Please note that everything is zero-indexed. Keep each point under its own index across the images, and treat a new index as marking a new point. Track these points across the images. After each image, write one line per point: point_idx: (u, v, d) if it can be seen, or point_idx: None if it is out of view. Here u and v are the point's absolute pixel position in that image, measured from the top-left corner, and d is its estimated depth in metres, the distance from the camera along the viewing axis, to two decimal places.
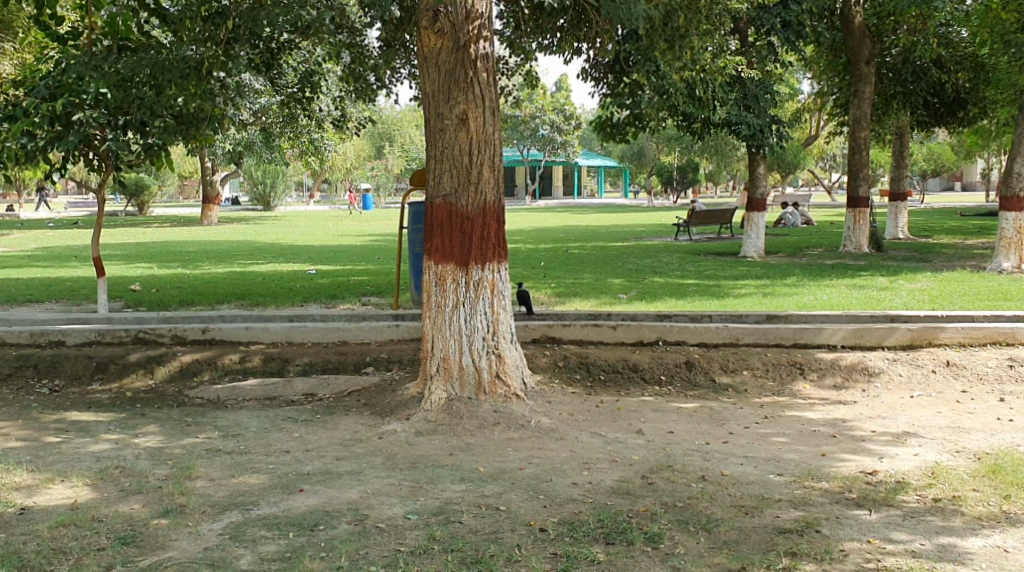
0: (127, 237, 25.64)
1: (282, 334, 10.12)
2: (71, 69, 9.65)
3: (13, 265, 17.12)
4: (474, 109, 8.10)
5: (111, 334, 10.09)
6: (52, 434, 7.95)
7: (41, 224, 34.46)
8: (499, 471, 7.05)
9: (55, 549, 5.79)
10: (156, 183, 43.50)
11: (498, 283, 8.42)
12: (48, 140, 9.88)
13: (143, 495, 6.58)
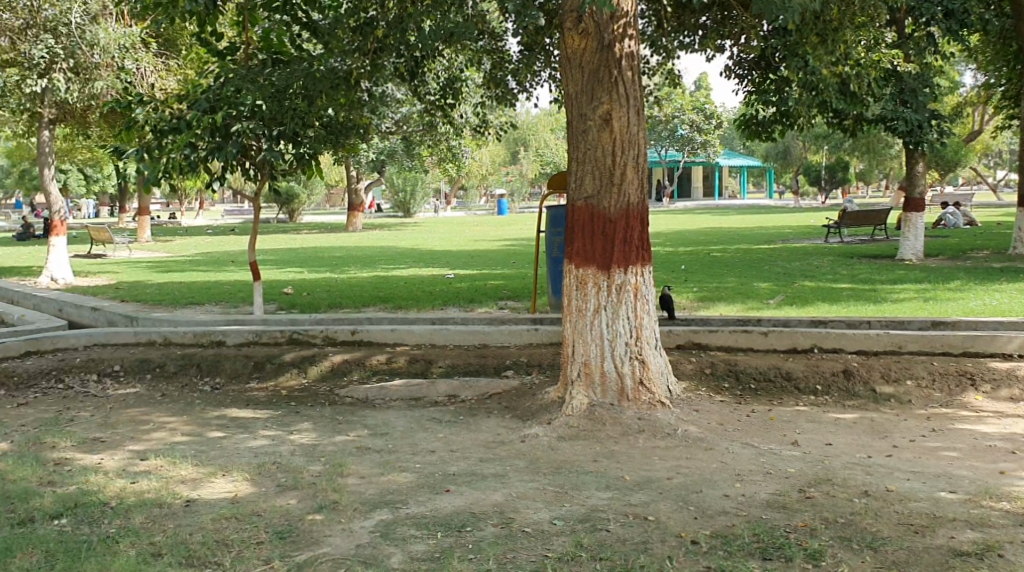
0: (275, 244, 26.49)
1: (425, 337, 10.17)
2: (229, 83, 9.95)
3: (177, 268, 17.90)
4: (618, 110, 7.94)
5: (268, 335, 10.35)
6: (215, 429, 8.14)
7: (200, 231, 36.00)
8: (646, 480, 6.84)
9: (218, 542, 5.89)
10: (303, 192, 44.82)
11: (642, 287, 8.19)
12: (208, 152, 10.00)
13: (298, 490, 6.65)
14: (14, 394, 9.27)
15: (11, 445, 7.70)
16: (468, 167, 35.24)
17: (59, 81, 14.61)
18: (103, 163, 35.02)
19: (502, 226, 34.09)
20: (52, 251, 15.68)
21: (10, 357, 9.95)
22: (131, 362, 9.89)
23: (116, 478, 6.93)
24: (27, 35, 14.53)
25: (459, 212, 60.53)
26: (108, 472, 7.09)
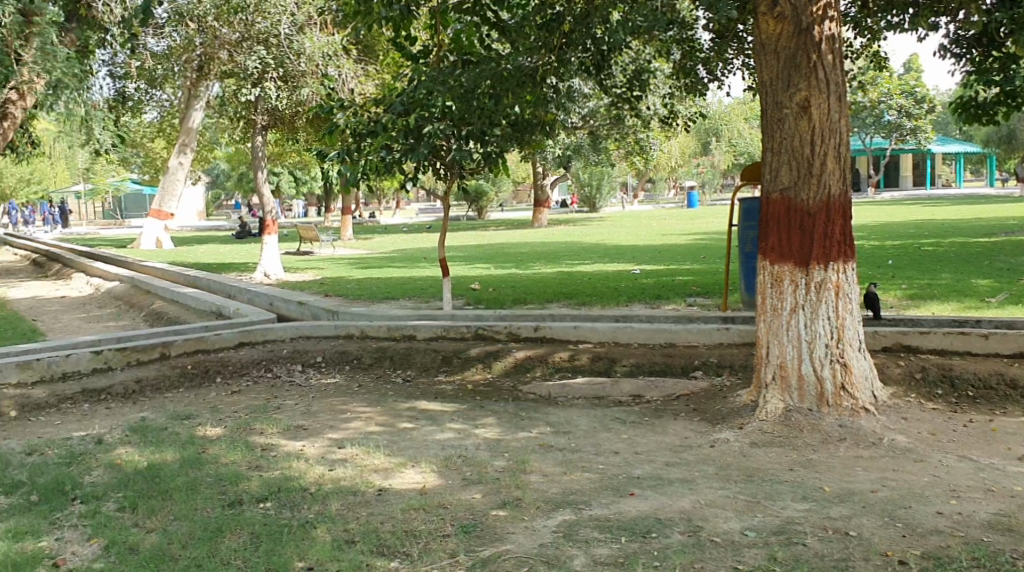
0: (467, 240, 26.77)
1: (609, 335, 9.81)
2: (420, 85, 9.78)
3: (375, 265, 18.23)
4: (818, 96, 7.35)
5: (454, 330, 10.22)
6: (406, 420, 8.09)
7: (397, 228, 36.86)
8: (848, 492, 6.27)
9: (407, 533, 5.96)
10: (494, 189, 45.15)
11: (844, 284, 7.56)
12: (403, 154, 10.07)
13: (482, 485, 6.59)
14: (229, 381, 9.47)
15: (223, 429, 7.90)
16: (659, 159, 34.51)
17: (270, 90, 14.82)
18: (311, 165, 36.34)
19: (695, 220, 33.19)
20: (265, 249, 16.04)
21: (225, 347, 10.08)
22: (331, 353, 10.00)
23: (315, 465, 7.05)
24: (243, 47, 14.77)
25: (651, 206, 59.65)
26: (309, 459, 7.19)
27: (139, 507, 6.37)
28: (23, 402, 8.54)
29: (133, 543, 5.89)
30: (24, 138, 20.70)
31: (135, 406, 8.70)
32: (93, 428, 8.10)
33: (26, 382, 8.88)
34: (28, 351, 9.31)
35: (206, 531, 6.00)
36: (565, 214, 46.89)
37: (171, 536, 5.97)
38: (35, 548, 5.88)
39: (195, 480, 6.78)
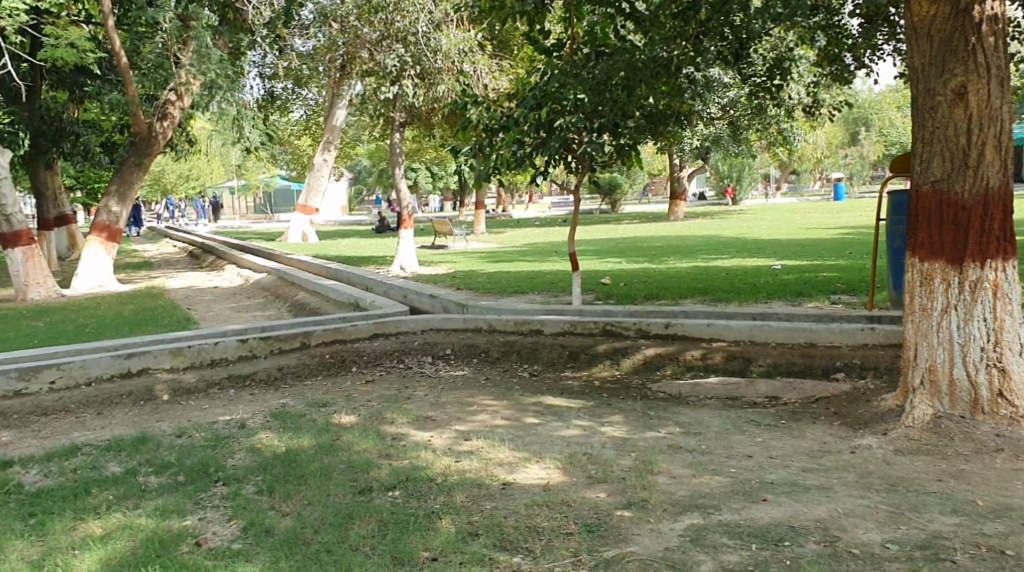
0: (601, 234, 26.47)
1: (745, 333, 9.30)
2: (552, 78, 9.56)
3: (508, 259, 18.11)
4: (975, 81, 6.82)
5: (581, 325, 9.88)
6: (531, 416, 7.90)
7: (532, 222, 36.77)
8: (1004, 507, 5.77)
9: (532, 528, 5.85)
10: (629, 181, 44.52)
11: (1003, 283, 6.96)
12: (534, 148, 9.81)
13: (608, 484, 6.38)
14: (365, 370, 9.45)
15: (356, 418, 7.88)
16: (804, 151, 33.33)
17: (408, 88, 14.56)
18: (448, 161, 36.58)
19: (842, 213, 31.89)
20: (400, 243, 16.06)
21: (361, 338, 10.05)
22: (460, 345, 9.90)
23: (441, 456, 6.97)
24: (382, 46, 14.71)
25: (791, 199, 57.93)
26: (435, 450, 7.10)
27: (276, 491, 6.42)
28: (175, 387, 8.74)
29: (271, 527, 5.94)
30: (181, 136, 21.27)
31: (277, 393, 8.79)
32: (238, 413, 8.20)
33: (177, 367, 9.08)
34: (180, 338, 9.48)
35: (338, 517, 6.01)
36: (703, 207, 45.95)
37: (305, 521, 5.99)
38: (180, 526, 5.98)
39: (328, 466, 6.80)
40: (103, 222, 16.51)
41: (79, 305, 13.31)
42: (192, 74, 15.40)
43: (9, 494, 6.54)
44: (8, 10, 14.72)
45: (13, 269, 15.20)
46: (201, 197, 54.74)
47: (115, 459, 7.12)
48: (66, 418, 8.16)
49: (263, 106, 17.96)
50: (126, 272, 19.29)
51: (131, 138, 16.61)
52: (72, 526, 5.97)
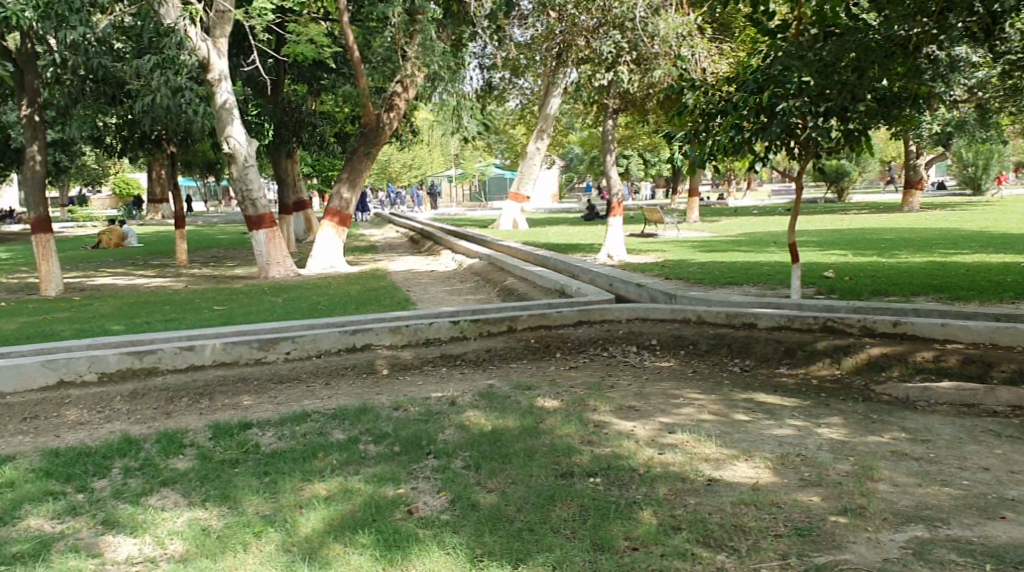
0: (824, 224, 25.29)
1: (986, 335, 8.44)
2: (776, 61, 9.11)
3: (722, 249, 17.59)
4: None
5: (800, 320, 9.24)
6: (741, 412, 7.54)
7: (751, 211, 35.57)
8: None
9: (739, 526, 5.79)
10: (859, 171, 42.26)
11: None
12: (754, 133, 9.35)
13: (822, 487, 6.09)
14: (568, 357, 9.35)
15: (560, 403, 7.83)
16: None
17: (622, 74, 14.37)
18: (664, 148, 35.86)
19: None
20: (609, 231, 15.87)
21: (566, 325, 9.90)
22: (667, 336, 9.51)
23: (644, 447, 6.85)
24: (599, 33, 14.46)
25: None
26: (639, 440, 6.98)
27: (483, 467, 6.82)
28: (393, 362, 9.01)
29: (476, 501, 6.41)
30: (405, 126, 21.95)
31: (485, 374, 8.87)
32: (448, 390, 8.38)
33: (397, 345, 9.34)
34: (398, 317, 9.73)
35: (542, 497, 6.35)
36: (940, 197, 43.08)
37: (509, 498, 6.40)
38: (396, 493, 6.58)
39: (533, 448, 7.01)
40: (333, 207, 17.00)
41: (311, 284, 13.94)
42: (416, 66, 15.87)
43: (247, 453, 7.26)
44: (258, 10, 15.26)
45: (256, 249, 15.98)
46: (420, 184, 56.40)
47: (340, 426, 7.66)
48: (296, 385, 8.62)
49: (481, 96, 18.23)
50: (354, 255, 20.09)
51: (360, 129, 17.17)
52: (300, 486, 6.67)
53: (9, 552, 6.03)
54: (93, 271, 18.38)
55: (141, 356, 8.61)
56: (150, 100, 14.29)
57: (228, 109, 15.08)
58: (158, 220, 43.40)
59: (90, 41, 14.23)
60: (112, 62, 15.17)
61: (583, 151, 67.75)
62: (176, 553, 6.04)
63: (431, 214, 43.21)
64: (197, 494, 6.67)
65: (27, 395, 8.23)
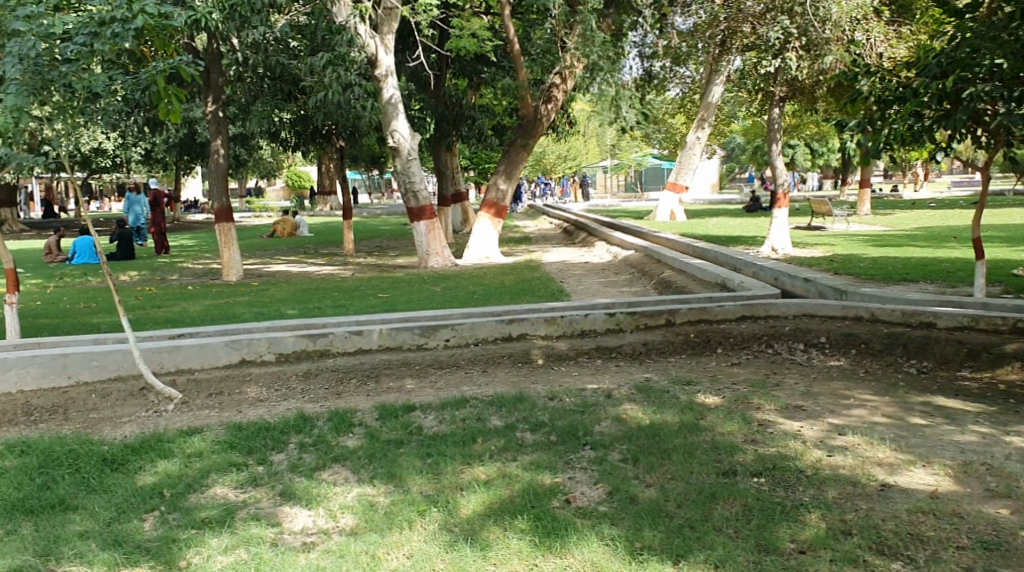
0: (1011, 219, 23.80)
1: None
2: (965, 42, 8.61)
3: (896, 243, 16.86)
4: None
5: (986, 320, 8.65)
6: (919, 415, 7.20)
7: (928, 203, 33.82)
8: None
9: (914, 535, 5.73)
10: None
11: None
12: (936, 121, 8.82)
13: (1011, 499, 5.94)
14: (729, 353, 9.11)
15: (722, 399, 7.72)
16: None
17: (791, 61, 13.86)
18: (832, 136, 34.49)
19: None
20: (774, 223, 15.43)
21: (727, 320, 9.59)
22: (837, 334, 9.06)
23: (813, 448, 6.75)
24: (766, 19, 14.05)
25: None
26: (807, 441, 6.87)
27: (642, 461, 6.93)
28: (549, 352, 9.06)
29: (635, 494, 6.57)
30: (563, 117, 21.98)
31: (642, 367, 8.78)
32: (604, 382, 8.36)
33: (552, 335, 9.32)
34: (555, 307, 9.70)
35: (703, 494, 6.40)
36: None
37: (669, 494, 6.49)
38: (553, 482, 6.88)
39: (693, 443, 7.02)
40: (490, 199, 17.09)
41: (471, 274, 13.95)
42: (577, 57, 15.77)
43: (410, 434, 7.70)
44: (422, 6, 15.10)
45: (416, 238, 16.15)
46: (575, 175, 56.44)
47: (497, 412, 7.96)
48: (455, 371, 8.90)
49: (641, 85, 18.47)
50: (510, 245, 20.33)
51: (518, 121, 17.14)
52: (461, 469, 7.12)
53: (199, 517, 6.60)
54: (268, 258, 19.14)
55: (314, 338, 8.98)
56: (322, 96, 14.94)
57: (392, 103, 15.21)
58: (325, 210, 45.07)
59: (269, 39, 15.09)
60: (287, 59, 15.66)
61: (741, 141, 66.08)
62: (347, 527, 6.55)
63: (588, 205, 43.16)
64: (365, 471, 7.19)
65: (212, 372, 8.69)
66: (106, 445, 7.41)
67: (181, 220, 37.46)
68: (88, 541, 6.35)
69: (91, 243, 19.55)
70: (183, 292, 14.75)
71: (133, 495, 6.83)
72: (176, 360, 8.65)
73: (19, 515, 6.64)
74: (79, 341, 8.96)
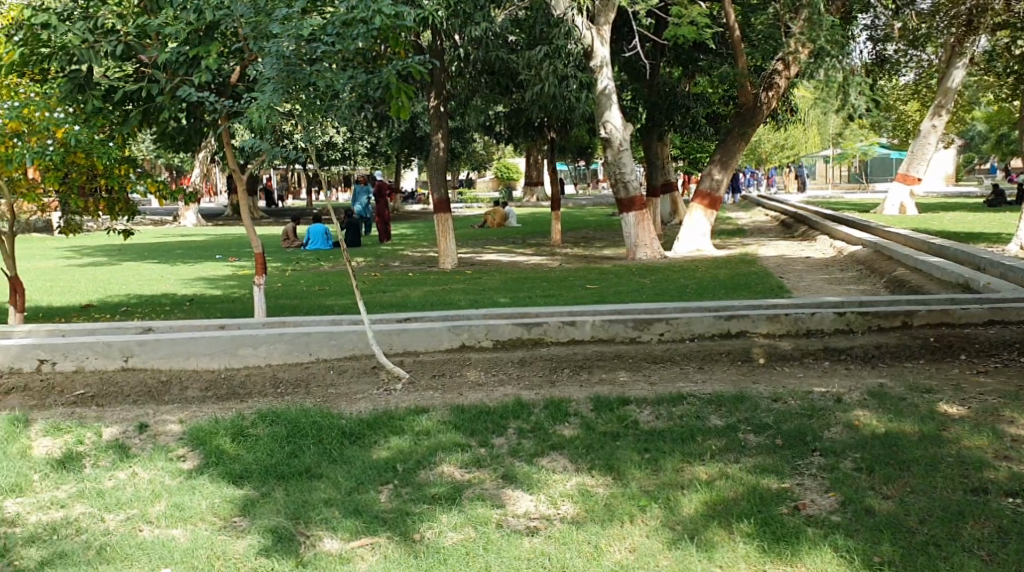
0: None
1: None
2: None
3: None
4: None
5: None
6: None
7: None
8: None
9: None
10: None
11: None
12: None
13: None
14: (974, 361, 8.46)
15: (968, 411, 7.26)
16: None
17: None
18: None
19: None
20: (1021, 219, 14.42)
21: (973, 323, 9.02)
22: None
23: None
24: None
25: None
26: None
27: (878, 471, 6.57)
28: (772, 350, 8.75)
29: (871, 506, 6.22)
30: (783, 105, 21.31)
31: (874, 372, 8.33)
32: (833, 386, 7.98)
33: (774, 334, 9.03)
34: (779, 303, 9.40)
35: (949, 511, 6.00)
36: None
37: (910, 507, 6.13)
38: (780, 487, 6.60)
39: (937, 457, 6.61)
40: (704, 189, 16.79)
41: (681, 267, 13.72)
42: (801, 42, 15.33)
43: (627, 428, 7.57)
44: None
45: (625, 230, 16.22)
46: (789, 165, 54.70)
47: (718, 411, 7.71)
48: (670, 366, 8.70)
49: (871, 69, 18.17)
50: (722, 238, 19.88)
51: (738, 110, 16.80)
52: (681, 468, 6.94)
53: (430, 493, 6.72)
54: (479, 248, 19.46)
55: (530, 326, 9.08)
56: (538, 88, 15.06)
57: (607, 94, 15.34)
58: (534, 202, 45.70)
59: (490, 35, 15.13)
60: (507, 53, 15.67)
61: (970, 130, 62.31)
62: (569, 515, 6.52)
63: (802, 197, 41.74)
64: (583, 460, 7.12)
65: (435, 355, 8.96)
66: (343, 419, 7.65)
67: (400, 211, 38.93)
68: (332, 508, 6.51)
69: (323, 228, 20.52)
70: (405, 278, 15.17)
71: (369, 467, 7.02)
72: (403, 343, 8.97)
73: (272, 479, 6.89)
74: (318, 322, 9.37)
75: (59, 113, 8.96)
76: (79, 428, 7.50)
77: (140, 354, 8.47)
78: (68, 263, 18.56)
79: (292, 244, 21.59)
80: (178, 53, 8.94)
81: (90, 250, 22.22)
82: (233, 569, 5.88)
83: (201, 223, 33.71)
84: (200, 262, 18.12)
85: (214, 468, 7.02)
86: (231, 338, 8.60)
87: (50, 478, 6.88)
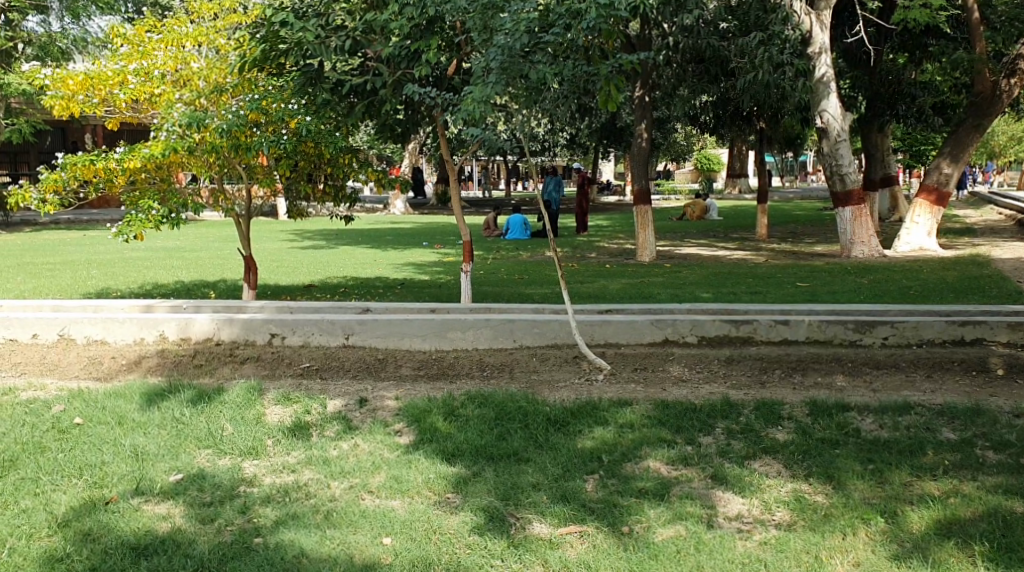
0: None
1: None
2: None
3: None
4: None
5: None
6: None
7: None
8: None
9: None
10: None
11: None
12: None
13: None
14: None
15: None
16: None
17: None
18: None
19: None
20: None
21: None
22: None
23: None
24: None
25: None
26: None
27: None
28: (1011, 362, 8.18)
29: None
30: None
31: None
32: None
33: (1015, 342, 8.50)
34: (1016, 310, 8.84)
35: None
36: None
37: None
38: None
39: None
40: (930, 183, 15.91)
41: (901, 267, 12.95)
42: None
43: (847, 435, 7.13)
44: None
45: (841, 226, 15.62)
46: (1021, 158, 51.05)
47: (950, 423, 7.19)
48: (894, 373, 8.18)
49: None
50: (947, 238, 18.68)
51: (972, 100, 15.93)
52: (909, 482, 6.48)
53: (637, 486, 6.54)
54: (679, 241, 19.08)
55: (738, 324, 8.75)
56: (750, 77, 14.41)
57: (824, 83, 14.90)
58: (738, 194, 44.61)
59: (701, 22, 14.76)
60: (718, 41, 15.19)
61: None
62: (785, 521, 6.20)
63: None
64: (799, 466, 6.77)
65: (637, 348, 8.76)
66: (548, 406, 7.56)
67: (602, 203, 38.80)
68: (541, 493, 6.45)
69: (522, 218, 20.66)
70: (604, 270, 15.00)
71: (574, 456, 6.90)
72: (605, 335, 8.82)
73: (481, 459, 6.88)
74: (522, 310, 9.37)
75: (293, 104, 9.44)
76: (306, 399, 7.69)
77: (360, 333, 8.72)
78: (288, 246, 19.43)
79: (492, 234, 21.84)
80: (400, 48, 9.16)
81: (309, 234, 23.22)
82: (448, 544, 5.89)
83: (409, 211, 34.70)
84: (407, 249, 18.58)
85: (428, 444, 7.08)
86: (443, 321, 8.72)
87: (282, 444, 7.11)
